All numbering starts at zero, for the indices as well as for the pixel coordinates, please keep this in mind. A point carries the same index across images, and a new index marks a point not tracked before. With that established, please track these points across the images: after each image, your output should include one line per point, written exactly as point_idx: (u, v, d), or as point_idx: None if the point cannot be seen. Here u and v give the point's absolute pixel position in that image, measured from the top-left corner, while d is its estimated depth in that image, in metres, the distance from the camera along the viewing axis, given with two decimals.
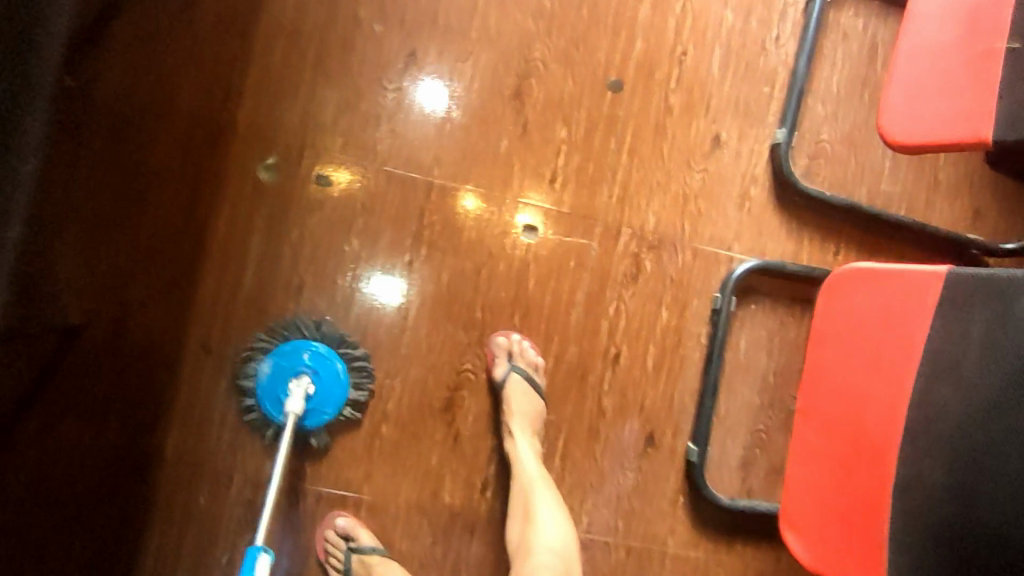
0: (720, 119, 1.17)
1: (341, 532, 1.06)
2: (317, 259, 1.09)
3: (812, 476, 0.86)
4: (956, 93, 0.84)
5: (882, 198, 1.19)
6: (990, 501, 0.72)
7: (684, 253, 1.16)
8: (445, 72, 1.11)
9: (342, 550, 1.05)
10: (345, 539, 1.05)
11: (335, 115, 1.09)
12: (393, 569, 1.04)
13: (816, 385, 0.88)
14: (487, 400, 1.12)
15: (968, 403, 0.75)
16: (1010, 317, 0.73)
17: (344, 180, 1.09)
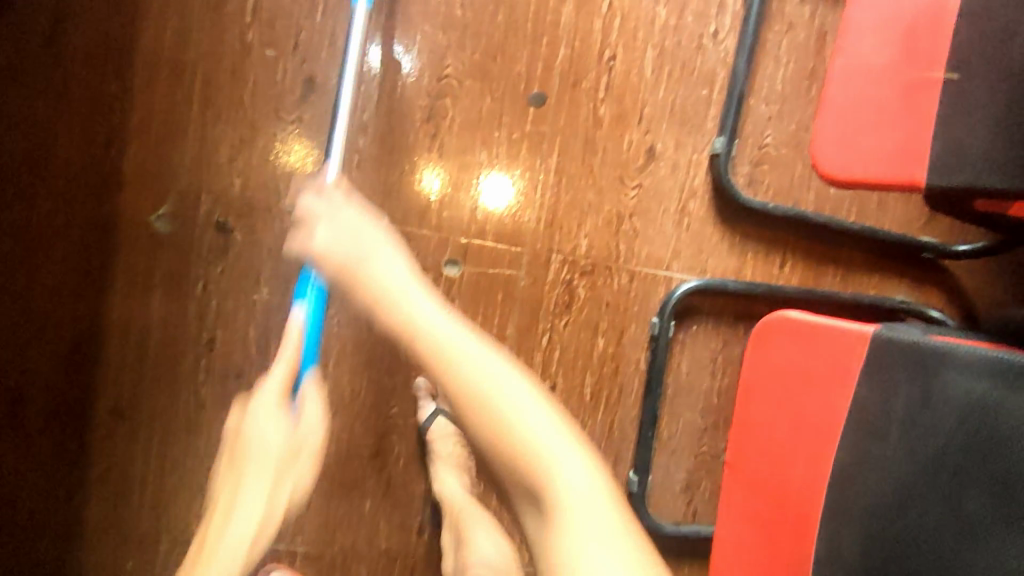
0: (655, 129, 1.07)
1: None
2: (225, 313, 1.02)
3: (738, 540, 0.79)
4: (889, 125, 0.75)
5: (830, 204, 1.12)
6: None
7: (620, 277, 1.09)
8: (347, 97, 1.00)
9: None
10: None
11: (230, 154, 1.00)
12: None
13: (742, 440, 0.81)
14: (418, 442, 1.08)
15: (888, 484, 0.71)
16: (932, 395, 0.69)
17: (246, 225, 1.01)
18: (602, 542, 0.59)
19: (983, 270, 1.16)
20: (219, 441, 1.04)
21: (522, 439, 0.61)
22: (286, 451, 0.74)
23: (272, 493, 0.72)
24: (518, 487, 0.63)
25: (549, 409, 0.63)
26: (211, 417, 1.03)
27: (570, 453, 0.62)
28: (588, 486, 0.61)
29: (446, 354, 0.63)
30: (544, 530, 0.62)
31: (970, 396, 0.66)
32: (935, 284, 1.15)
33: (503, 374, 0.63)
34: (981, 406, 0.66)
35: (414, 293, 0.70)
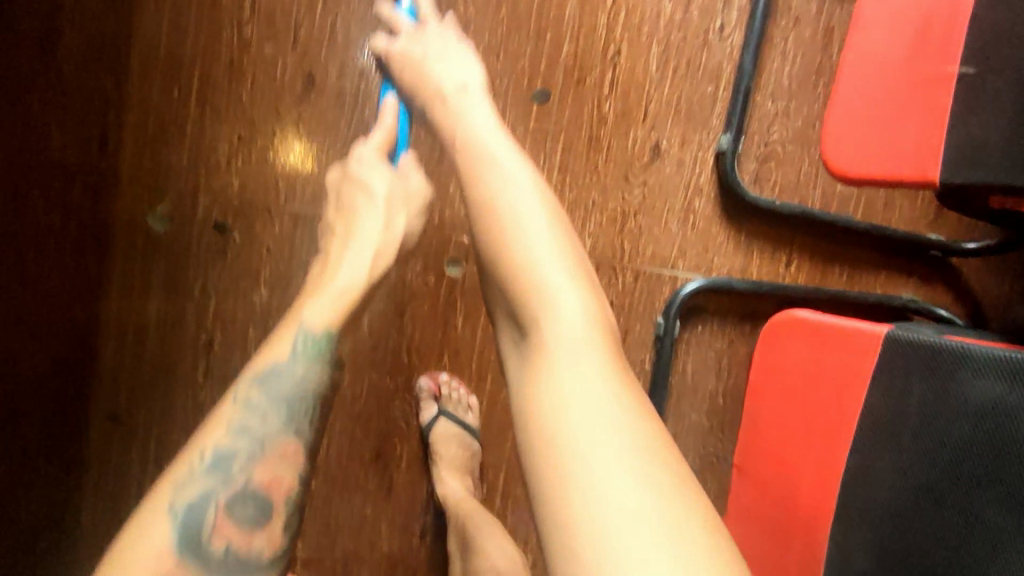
0: (660, 126, 1.05)
1: None
2: (224, 313, 1.00)
3: (749, 539, 0.81)
4: (904, 121, 0.74)
5: (837, 201, 1.10)
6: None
7: (624, 276, 1.07)
8: (347, 94, 0.99)
9: None
10: None
11: (229, 152, 0.98)
12: None
13: (753, 442, 0.81)
14: (421, 444, 1.06)
15: (901, 487, 0.69)
16: (948, 394, 0.67)
17: (244, 224, 0.99)
18: (583, 373, 0.57)
19: (990, 268, 1.14)
20: None
21: (526, 270, 0.62)
22: (393, 206, 0.84)
23: (389, 217, 0.83)
24: (515, 320, 0.63)
25: (589, 308, 0.61)
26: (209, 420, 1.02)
27: (570, 294, 0.61)
28: (581, 344, 0.58)
29: (505, 212, 0.64)
30: (528, 374, 0.60)
31: (989, 398, 0.64)
32: (943, 282, 1.14)
33: (542, 239, 0.63)
34: (999, 407, 0.63)
35: (478, 108, 0.75)
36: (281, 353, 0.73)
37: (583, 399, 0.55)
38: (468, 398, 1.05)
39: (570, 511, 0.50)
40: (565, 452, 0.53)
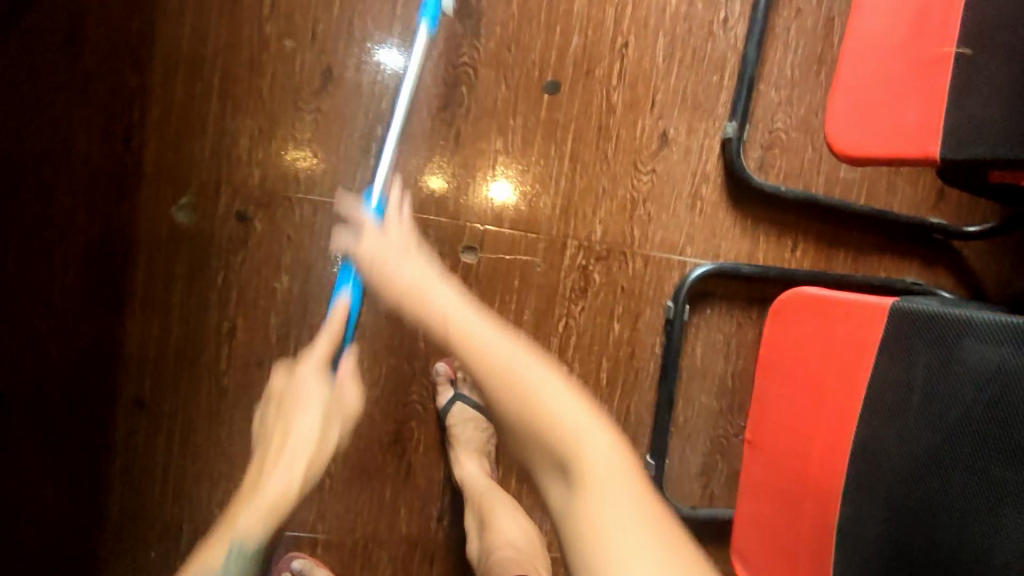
0: (667, 115, 1.08)
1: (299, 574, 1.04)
2: (246, 301, 1.03)
3: (761, 511, 0.83)
4: (904, 100, 0.77)
5: (840, 187, 1.13)
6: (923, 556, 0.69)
7: (634, 262, 1.10)
8: (364, 87, 1.02)
9: None
10: None
11: (251, 145, 1.01)
12: None
13: (763, 416, 0.85)
14: (438, 428, 1.09)
15: (909, 451, 0.71)
16: (952, 360, 0.69)
17: (266, 214, 1.02)
18: (631, 514, 0.49)
19: (991, 250, 1.17)
20: (241, 431, 1.05)
21: (557, 428, 0.51)
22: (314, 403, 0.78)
23: (326, 425, 0.76)
24: (559, 483, 0.51)
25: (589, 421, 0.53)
26: (232, 406, 1.04)
27: (597, 431, 0.52)
28: (616, 471, 0.50)
29: (488, 356, 0.53)
30: (579, 509, 0.49)
31: (991, 364, 0.66)
32: (946, 265, 1.17)
33: (549, 383, 0.53)
34: (999, 371, 0.65)
35: (443, 289, 0.64)
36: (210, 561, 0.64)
37: (657, 572, 0.46)
38: (484, 382, 1.08)
39: None
40: None
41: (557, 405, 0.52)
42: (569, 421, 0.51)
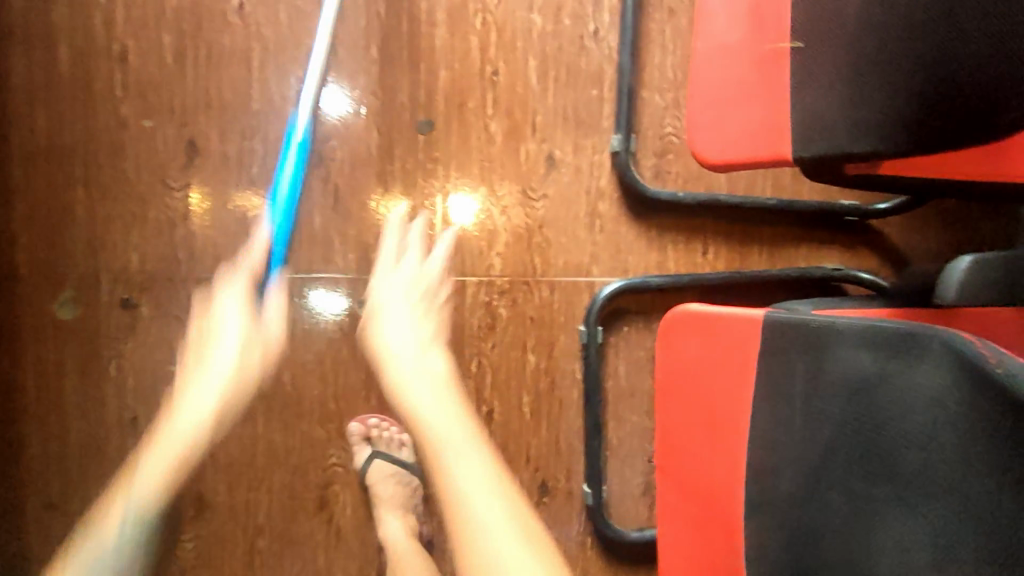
0: (551, 136, 1.05)
1: None
2: (144, 387, 1.00)
3: (675, 545, 0.77)
4: (754, 101, 0.74)
5: (743, 182, 1.10)
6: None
7: (541, 290, 1.07)
8: (231, 156, 0.99)
9: None
10: None
11: (124, 230, 0.98)
12: None
13: (667, 443, 0.78)
14: (361, 489, 1.05)
15: (797, 468, 0.67)
16: (823, 369, 0.65)
17: (151, 297, 0.99)
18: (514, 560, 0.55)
19: (911, 224, 1.13)
20: None
21: (471, 515, 0.57)
22: (435, 307, 0.76)
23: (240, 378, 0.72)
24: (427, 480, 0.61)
25: (543, 551, 0.57)
26: None
27: (472, 453, 0.60)
28: (496, 529, 0.56)
29: (439, 435, 0.60)
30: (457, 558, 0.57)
31: (853, 372, 0.63)
32: (867, 246, 1.13)
33: (465, 442, 0.61)
34: (863, 382, 0.62)
35: (420, 378, 0.66)
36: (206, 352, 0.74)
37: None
38: (402, 435, 1.05)
39: None
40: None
41: (469, 463, 0.59)
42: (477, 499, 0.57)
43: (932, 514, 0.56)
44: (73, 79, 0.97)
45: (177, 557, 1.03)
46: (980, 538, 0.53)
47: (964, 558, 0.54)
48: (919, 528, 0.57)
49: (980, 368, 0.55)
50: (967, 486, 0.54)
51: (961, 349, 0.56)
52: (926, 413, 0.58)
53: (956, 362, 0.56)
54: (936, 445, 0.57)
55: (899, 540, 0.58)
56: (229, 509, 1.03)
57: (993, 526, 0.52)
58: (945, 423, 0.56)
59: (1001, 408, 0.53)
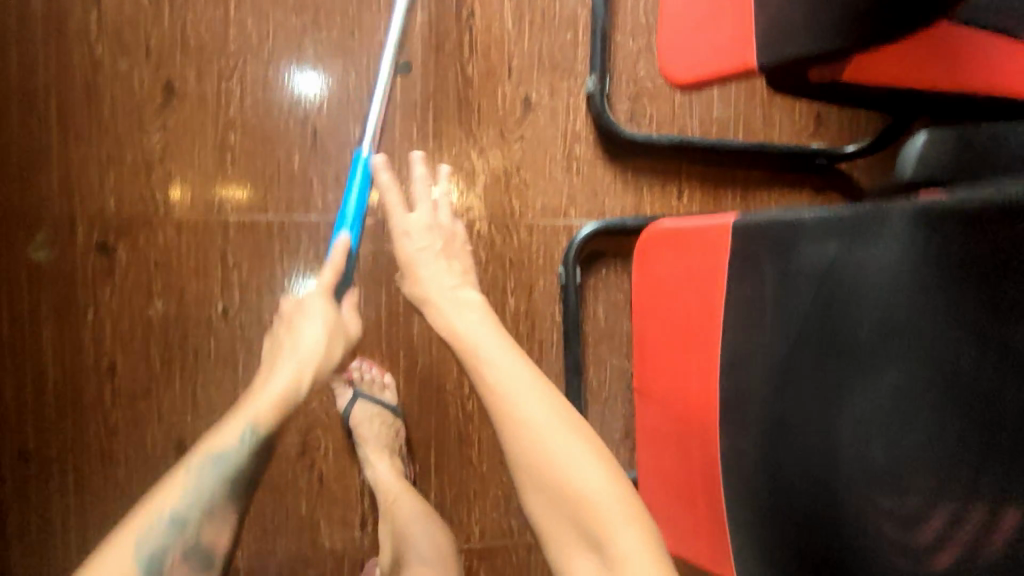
0: (527, 80, 1.07)
1: None
2: (121, 333, 0.98)
3: (657, 457, 0.82)
4: (720, 19, 0.76)
5: (717, 127, 1.12)
6: (796, 482, 0.65)
7: (519, 233, 1.08)
8: (209, 96, 1.00)
9: None
10: None
11: (100, 171, 0.98)
12: None
13: (646, 362, 0.82)
14: (343, 433, 1.05)
15: (767, 367, 0.68)
16: (793, 266, 0.66)
17: (128, 240, 0.98)
18: (559, 438, 0.63)
19: (876, 167, 1.17)
20: (138, 471, 0.99)
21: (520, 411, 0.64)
22: (465, 263, 0.78)
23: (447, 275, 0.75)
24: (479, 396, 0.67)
25: (566, 416, 0.65)
26: (125, 446, 0.99)
27: (507, 357, 0.67)
28: (534, 396, 0.65)
29: (480, 351, 0.67)
30: (516, 450, 0.64)
31: (822, 259, 0.64)
32: (836, 188, 1.15)
33: (500, 349, 0.68)
34: (833, 267, 0.63)
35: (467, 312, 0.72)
36: (225, 438, 0.64)
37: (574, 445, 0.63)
38: (386, 377, 1.05)
39: (577, 493, 0.62)
40: (557, 462, 0.62)
41: (511, 373, 0.65)
42: (524, 403, 0.64)
43: (898, 386, 0.58)
44: (47, 20, 0.96)
45: None
46: (949, 397, 0.55)
47: (937, 417, 0.56)
48: (888, 398, 0.58)
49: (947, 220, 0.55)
50: (935, 347, 0.56)
51: (925, 206, 0.57)
52: (889, 288, 0.59)
53: (918, 219, 0.57)
54: (898, 318, 0.58)
55: (864, 410, 0.60)
56: None
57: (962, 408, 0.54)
58: (910, 297, 0.57)
59: (972, 252, 0.54)
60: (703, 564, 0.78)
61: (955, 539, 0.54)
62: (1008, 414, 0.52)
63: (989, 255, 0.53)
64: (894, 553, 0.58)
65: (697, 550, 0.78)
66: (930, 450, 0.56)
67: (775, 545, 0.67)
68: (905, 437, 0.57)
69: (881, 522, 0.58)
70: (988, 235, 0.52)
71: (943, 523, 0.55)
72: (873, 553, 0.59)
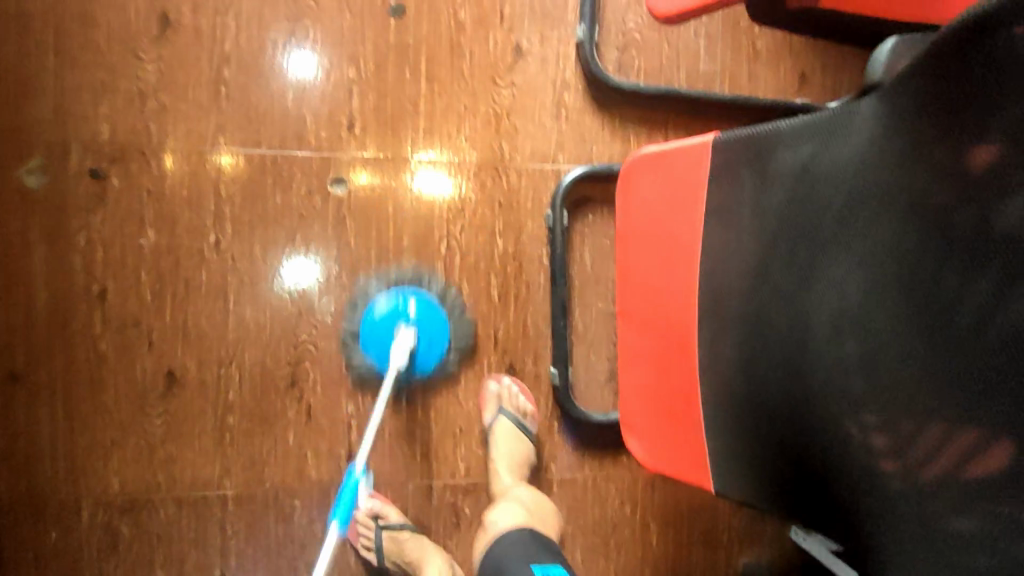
0: (518, 27, 1.10)
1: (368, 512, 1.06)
2: (114, 260, 1.02)
3: (639, 376, 0.86)
4: None
5: (702, 80, 1.15)
6: (769, 377, 0.69)
7: (509, 176, 1.10)
8: (204, 31, 1.02)
9: (373, 530, 1.06)
10: (374, 518, 1.06)
11: (95, 101, 1.01)
12: (420, 545, 1.05)
13: (629, 285, 0.87)
14: (332, 369, 1.07)
15: (743, 273, 0.71)
16: (768, 173, 0.69)
17: (121, 169, 1.02)
18: None
19: None
20: (128, 394, 1.03)
21: None
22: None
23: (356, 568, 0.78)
24: None
25: None
26: (115, 369, 1.02)
27: None
28: None
29: None
30: None
31: (796, 161, 0.66)
32: None
33: None
34: (806, 167, 0.65)
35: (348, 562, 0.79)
36: None
37: None
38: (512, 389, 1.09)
39: None
40: None
41: None
42: None
43: (865, 276, 0.60)
44: None
45: (146, 432, 1.03)
46: (912, 283, 0.56)
47: (904, 305, 0.57)
48: (863, 288, 0.60)
49: (903, 100, 0.55)
50: (904, 232, 0.56)
51: (887, 86, 0.57)
52: (854, 181, 0.60)
53: (881, 104, 0.57)
54: (862, 210, 0.60)
55: (840, 303, 0.62)
56: (200, 386, 1.04)
57: (919, 294, 0.56)
58: (873, 187, 0.59)
59: (925, 127, 0.54)
60: (680, 474, 0.82)
61: (929, 426, 0.56)
62: (963, 293, 0.52)
63: (944, 130, 0.53)
64: (877, 437, 0.59)
65: (675, 462, 0.83)
66: (896, 336, 0.58)
67: (751, 440, 0.72)
68: (880, 328, 0.59)
69: (864, 408, 0.60)
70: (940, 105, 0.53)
71: (916, 412, 0.57)
72: (859, 439, 0.61)
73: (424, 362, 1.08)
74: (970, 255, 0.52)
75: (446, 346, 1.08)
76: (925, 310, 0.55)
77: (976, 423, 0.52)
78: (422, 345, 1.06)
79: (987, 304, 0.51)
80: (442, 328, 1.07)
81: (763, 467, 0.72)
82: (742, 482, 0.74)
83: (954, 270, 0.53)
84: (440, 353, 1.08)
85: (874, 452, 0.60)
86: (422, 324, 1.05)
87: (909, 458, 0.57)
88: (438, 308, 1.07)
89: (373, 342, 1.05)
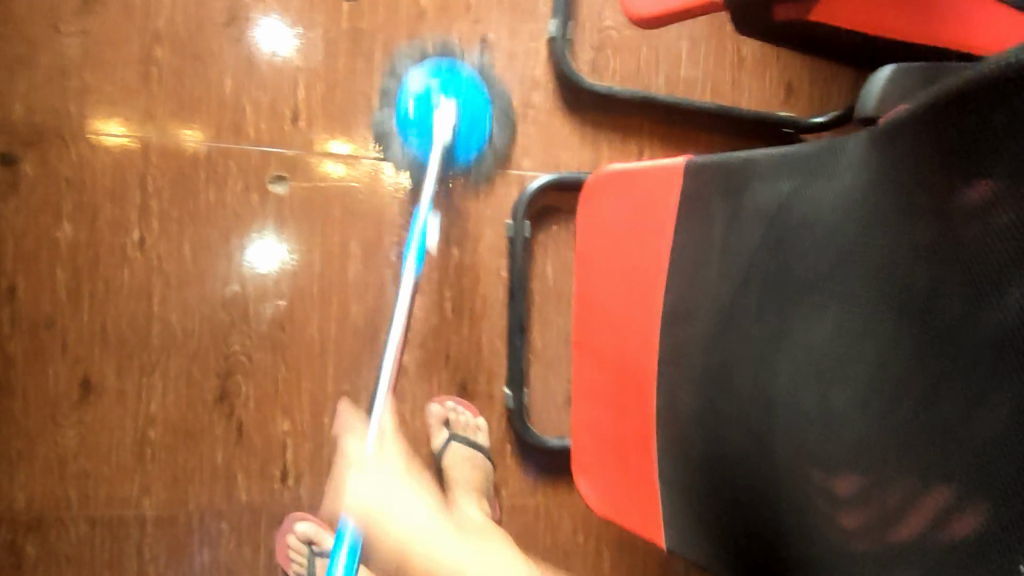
0: (484, 19, 1.01)
1: (302, 537, 0.97)
2: (23, 253, 0.91)
3: (594, 414, 0.78)
4: None
5: (683, 85, 1.07)
6: (728, 431, 0.62)
7: (469, 179, 1.02)
8: (134, 7, 0.93)
9: (305, 556, 0.96)
10: (307, 543, 0.97)
11: (7, 76, 0.91)
12: None
13: (587, 314, 0.79)
14: (267, 384, 0.97)
15: (710, 315, 0.64)
16: (743, 207, 0.62)
17: (34, 153, 0.91)
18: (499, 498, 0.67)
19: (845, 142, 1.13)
20: (37, 402, 0.93)
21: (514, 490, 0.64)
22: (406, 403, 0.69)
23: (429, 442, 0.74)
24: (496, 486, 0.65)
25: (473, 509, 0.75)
26: (22, 374, 0.92)
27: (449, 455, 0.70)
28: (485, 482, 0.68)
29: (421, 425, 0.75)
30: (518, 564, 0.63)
31: (774, 196, 0.59)
32: None
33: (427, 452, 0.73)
34: (783, 206, 0.58)
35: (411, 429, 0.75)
36: None
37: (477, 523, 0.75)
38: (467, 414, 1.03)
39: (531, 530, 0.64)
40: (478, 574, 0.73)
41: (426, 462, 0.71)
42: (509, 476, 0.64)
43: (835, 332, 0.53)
44: None
45: (56, 446, 0.93)
46: (880, 346, 0.49)
47: (873, 370, 0.49)
48: (831, 346, 0.53)
49: (891, 128, 0.48)
50: (883, 277, 0.49)
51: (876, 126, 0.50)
52: (833, 224, 0.53)
53: (869, 134, 0.50)
54: (836, 258, 0.53)
55: (809, 360, 0.55)
56: (119, 396, 0.94)
57: (890, 362, 0.48)
58: (851, 233, 0.52)
59: (907, 173, 0.46)
60: (632, 527, 0.74)
61: (887, 505, 0.48)
62: (931, 366, 0.45)
63: (927, 180, 0.45)
64: (842, 510, 0.52)
65: (627, 512, 0.75)
66: (861, 404, 0.50)
67: (709, 498, 0.65)
68: (852, 388, 0.51)
69: (825, 478, 0.53)
70: (923, 131, 0.45)
71: (883, 487, 0.48)
72: (823, 510, 0.54)
73: (464, 148, 1.01)
74: (945, 306, 0.44)
75: (489, 127, 1.01)
76: (894, 379, 0.48)
77: (937, 503, 0.44)
78: (463, 129, 1.00)
79: (958, 373, 0.42)
80: (484, 117, 1.01)
81: (719, 527, 0.65)
82: (698, 542, 0.67)
83: (925, 338, 0.45)
84: (479, 145, 1.01)
85: (835, 525, 0.53)
86: (464, 104, 0.99)
87: (872, 538, 0.49)
88: (485, 100, 1.01)
89: (414, 120, 0.98)
